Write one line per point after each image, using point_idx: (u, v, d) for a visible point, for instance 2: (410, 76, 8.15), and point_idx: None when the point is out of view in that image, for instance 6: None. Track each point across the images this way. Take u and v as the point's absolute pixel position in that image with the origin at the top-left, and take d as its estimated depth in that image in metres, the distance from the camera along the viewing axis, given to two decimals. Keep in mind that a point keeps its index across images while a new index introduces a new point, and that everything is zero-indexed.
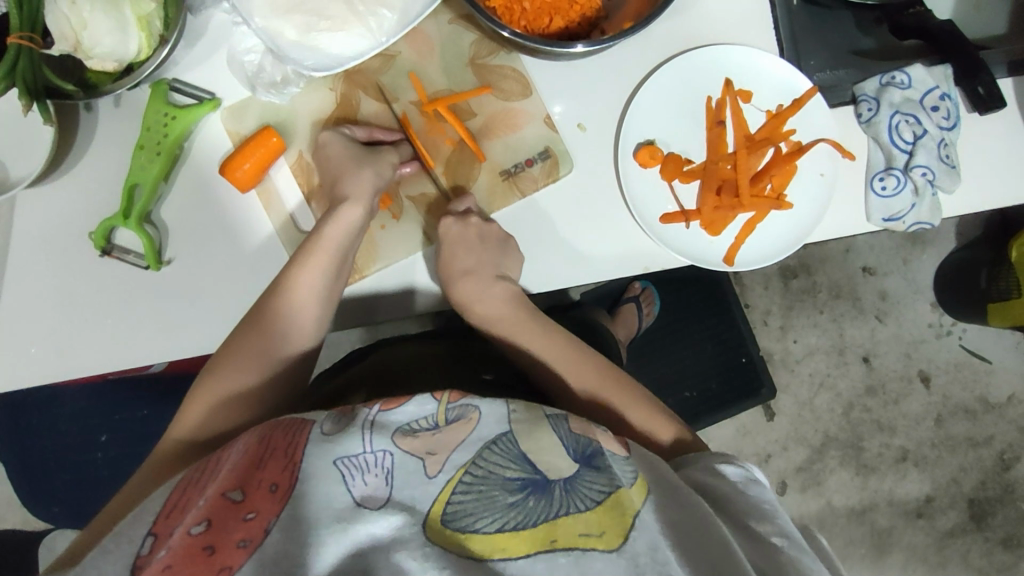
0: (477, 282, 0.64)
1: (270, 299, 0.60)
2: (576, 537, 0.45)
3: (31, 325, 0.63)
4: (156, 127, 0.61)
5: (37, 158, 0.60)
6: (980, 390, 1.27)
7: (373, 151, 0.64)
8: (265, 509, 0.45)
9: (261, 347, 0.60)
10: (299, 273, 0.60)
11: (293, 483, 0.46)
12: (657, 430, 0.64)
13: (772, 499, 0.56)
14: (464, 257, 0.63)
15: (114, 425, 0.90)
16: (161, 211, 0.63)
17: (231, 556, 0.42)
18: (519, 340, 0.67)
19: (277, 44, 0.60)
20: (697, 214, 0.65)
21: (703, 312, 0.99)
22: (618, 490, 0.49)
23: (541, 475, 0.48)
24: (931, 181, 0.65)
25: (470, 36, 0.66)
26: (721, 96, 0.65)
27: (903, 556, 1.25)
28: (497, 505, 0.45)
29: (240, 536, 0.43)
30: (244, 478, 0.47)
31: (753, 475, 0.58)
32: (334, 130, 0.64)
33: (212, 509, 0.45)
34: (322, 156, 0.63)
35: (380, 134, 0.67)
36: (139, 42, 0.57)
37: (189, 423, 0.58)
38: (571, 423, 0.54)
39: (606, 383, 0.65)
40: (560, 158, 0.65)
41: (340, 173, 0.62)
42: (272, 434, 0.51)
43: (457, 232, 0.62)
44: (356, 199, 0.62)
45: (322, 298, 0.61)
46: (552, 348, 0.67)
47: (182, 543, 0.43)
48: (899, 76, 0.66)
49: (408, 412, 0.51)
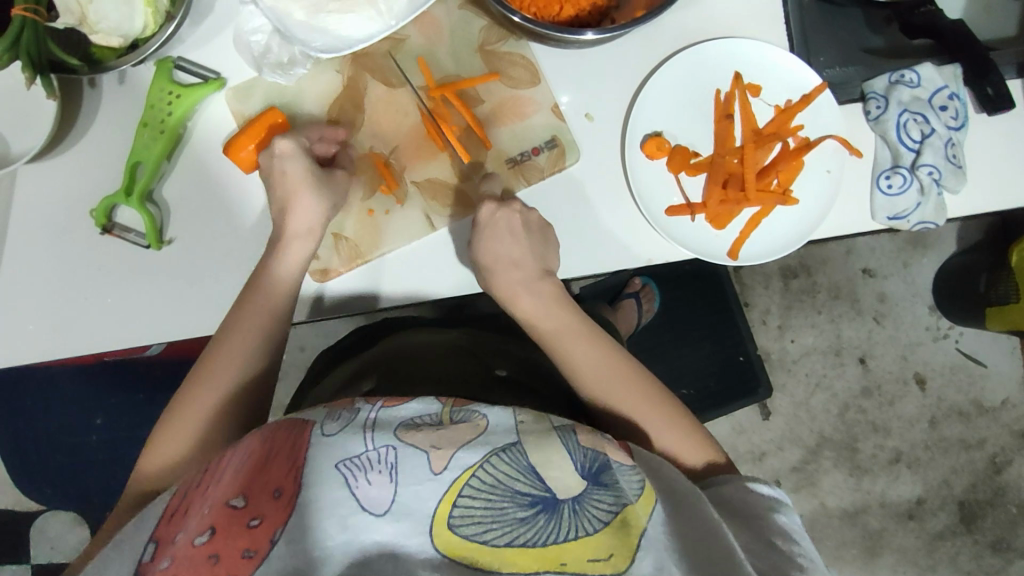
0: (522, 278, 0.63)
1: (236, 312, 0.60)
2: (584, 562, 0.45)
3: (31, 303, 0.62)
4: (159, 104, 0.60)
5: (39, 134, 0.59)
6: (974, 394, 1.28)
7: (326, 172, 0.62)
8: (271, 516, 0.44)
9: (233, 359, 0.59)
10: (259, 287, 0.60)
11: (298, 491, 0.46)
12: (665, 425, 0.63)
13: (801, 530, 0.56)
14: (509, 245, 0.61)
15: (110, 407, 0.92)
16: (162, 190, 0.62)
17: (236, 566, 0.42)
18: (554, 340, 0.65)
19: (285, 24, 0.60)
20: (702, 208, 0.64)
21: (702, 308, 1.00)
22: (624, 509, 0.48)
23: (551, 493, 0.47)
24: (936, 181, 0.64)
25: (479, 22, 0.66)
26: (730, 89, 0.65)
27: (894, 558, 1.26)
28: (507, 520, 0.45)
29: (245, 546, 0.43)
30: (247, 483, 0.46)
31: (784, 500, 0.58)
32: (289, 140, 0.61)
33: (216, 516, 0.44)
34: (273, 174, 0.61)
35: (331, 136, 0.64)
36: (145, 18, 0.57)
37: (177, 439, 0.57)
38: (578, 435, 0.53)
39: (624, 377, 0.64)
40: (566, 149, 0.64)
41: (299, 189, 0.60)
42: (274, 437, 0.50)
43: (498, 219, 0.61)
44: (304, 234, 0.61)
45: (286, 306, 0.61)
46: (572, 335, 0.64)
47: (187, 552, 0.42)
48: (908, 74, 0.65)
49: (412, 409, 0.52)
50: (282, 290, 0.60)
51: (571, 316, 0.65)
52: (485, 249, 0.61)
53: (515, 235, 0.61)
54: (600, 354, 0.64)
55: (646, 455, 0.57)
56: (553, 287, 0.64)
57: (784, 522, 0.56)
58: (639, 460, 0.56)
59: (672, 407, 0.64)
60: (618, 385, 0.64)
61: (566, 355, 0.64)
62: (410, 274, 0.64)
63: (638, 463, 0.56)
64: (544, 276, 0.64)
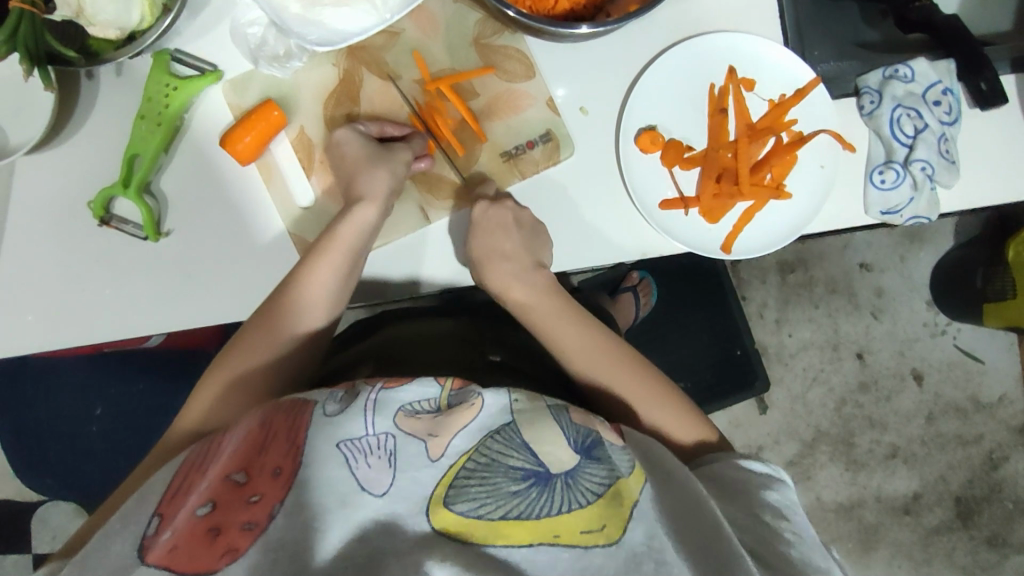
0: (512, 260, 0.64)
1: (281, 294, 0.61)
2: (577, 534, 0.46)
3: (29, 294, 0.63)
4: (157, 97, 0.60)
5: (38, 124, 0.60)
6: (972, 390, 1.28)
7: (387, 147, 0.63)
8: (270, 493, 0.46)
9: (257, 349, 0.61)
10: (309, 274, 0.60)
11: (298, 470, 0.47)
12: (658, 398, 0.64)
13: (795, 502, 0.57)
14: (500, 238, 0.62)
15: (109, 398, 0.94)
16: (160, 181, 0.63)
17: (236, 539, 0.43)
18: (544, 327, 0.66)
19: (280, 16, 0.59)
20: (696, 201, 0.65)
21: (697, 300, 0.99)
22: (616, 481, 0.49)
23: (544, 468, 0.48)
24: (929, 176, 0.65)
25: (474, 15, 0.66)
26: (724, 84, 0.65)
27: (889, 552, 1.27)
28: (501, 493, 0.46)
29: (245, 519, 0.44)
30: (246, 459, 0.47)
31: (777, 475, 0.58)
32: (351, 128, 0.63)
33: (216, 491, 0.46)
34: (338, 154, 0.63)
35: (392, 129, 0.66)
36: (141, 10, 0.57)
37: (194, 414, 0.59)
38: (571, 414, 0.53)
39: (604, 350, 0.65)
40: (561, 142, 0.65)
41: (357, 171, 0.62)
42: (274, 417, 0.51)
43: (488, 217, 0.62)
44: (370, 199, 0.62)
45: (333, 294, 0.62)
46: (558, 319, 0.66)
47: (187, 525, 0.44)
48: (902, 69, 0.66)
49: (411, 392, 0.51)
50: (328, 281, 0.61)
51: (566, 311, 0.66)
52: (478, 242, 0.63)
53: (506, 228, 0.62)
54: (579, 330, 0.65)
55: (637, 436, 0.57)
56: (547, 278, 0.66)
57: (774, 498, 0.56)
58: (631, 442, 0.56)
59: (665, 392, 0.65)
60: (598, 357, 0.65)
61: (554, 337, 0.66)
62: (406, 266, 0.65)
63: (630, 446, 0.56)
64: (538, 266, 0.65)
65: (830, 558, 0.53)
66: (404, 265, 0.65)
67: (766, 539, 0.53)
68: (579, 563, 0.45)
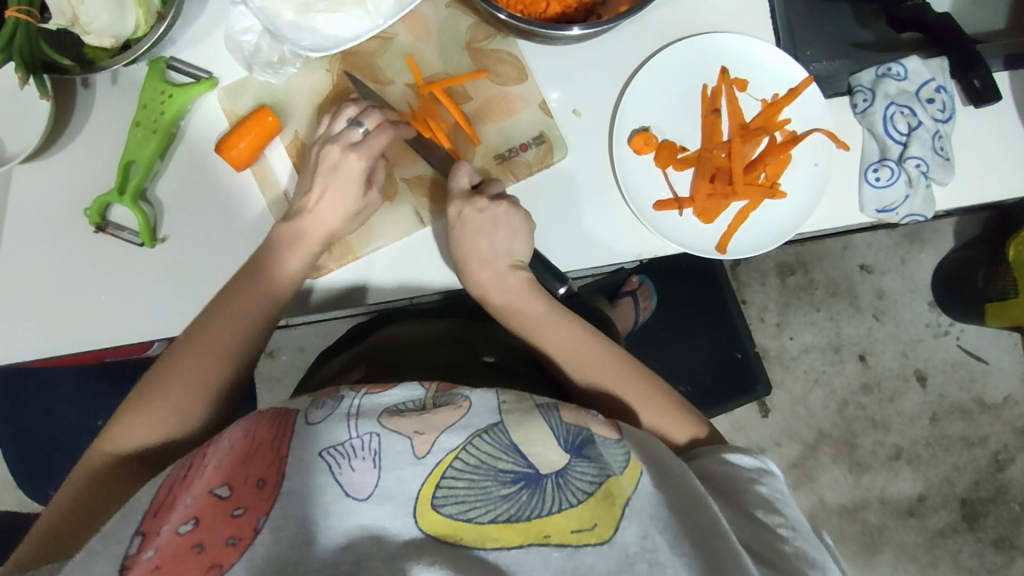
0: (504, 243, 0.62)
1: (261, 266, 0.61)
2: (568, 533, 0.46)
3: (25, 300, 0.63)
4: (153, 104, 0.61)
5: (34, 132, 0.60)
6: (976, 391, 1.27)
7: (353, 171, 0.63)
8: (255, 506, 0.45)
9: (231, 316, 0.60)
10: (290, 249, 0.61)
11: (281, 481, 0.46)
12: (640, 401, 0.63)
13: (785, 491, 0.57)
14: (487, 238, 0.62)
15: (110, 409, 0.95)
16: (156, 188, 0.63)
17: (221, 555, 0.42)
18: (536, 337, 0.65)
19: (275, 24, 0.60)
20: (689, 202, 0.65)
21: (694, 303, 1.00)
22: (608, 479, 0.49)
23: (534, 469, 0.47)
24: (924, 173, 0.64)
25: (467, 20, 0.66)
26: (716, 84, 0.65)
27: (893, 555, 1.25)
28: (491, 497, 0.46)
29: (229, 534, 0.43)
30: (230, 474, 0.46)
31: (767, 467, 0.58)
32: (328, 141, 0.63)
33: (200, 506, 0.44)
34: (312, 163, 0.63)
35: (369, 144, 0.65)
36: (136, 18, 0.57)
37: (160, 375, 0.57)
38: (562, 412, 0.52)
39: (593, 348, 0.64)
40: (554, 144, 0.65)
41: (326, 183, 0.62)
42: (256, 428, 0.49)
43: (472, 219, 0.62)
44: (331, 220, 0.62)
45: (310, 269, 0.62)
46: (547, 321, 0.64)
47: (171, 543, 0.42)
48: (895, 68, 0.66)
49: (396, 395, 0.52)
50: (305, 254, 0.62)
51: (562, 313, 0.65)
52: (459, 243, 0.62)
53: (490, 226, 0.62)
54: (572, 333, 0.64)
55: (633, 430, 0.57)
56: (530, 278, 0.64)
57: (765, 491, 0.56)
58: (628, 435, 0.56)
59: (661, 392, 0.64)
60: (587, 352, 0.64)
61: (545, 340, 0.64)
62: (399, 269, 0.65)
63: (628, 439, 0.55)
64: (515, 267, 0.64)
65: (823, 549, 0.54)
66: (397, 267, 0.65)
67: (761, 534, 0.53)
68: (570, 562, 0.45)
